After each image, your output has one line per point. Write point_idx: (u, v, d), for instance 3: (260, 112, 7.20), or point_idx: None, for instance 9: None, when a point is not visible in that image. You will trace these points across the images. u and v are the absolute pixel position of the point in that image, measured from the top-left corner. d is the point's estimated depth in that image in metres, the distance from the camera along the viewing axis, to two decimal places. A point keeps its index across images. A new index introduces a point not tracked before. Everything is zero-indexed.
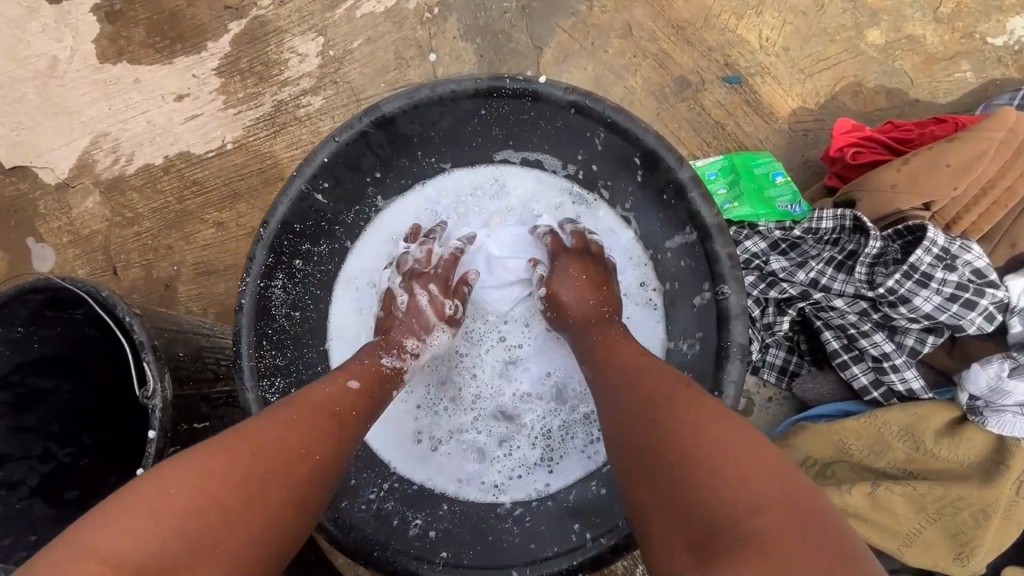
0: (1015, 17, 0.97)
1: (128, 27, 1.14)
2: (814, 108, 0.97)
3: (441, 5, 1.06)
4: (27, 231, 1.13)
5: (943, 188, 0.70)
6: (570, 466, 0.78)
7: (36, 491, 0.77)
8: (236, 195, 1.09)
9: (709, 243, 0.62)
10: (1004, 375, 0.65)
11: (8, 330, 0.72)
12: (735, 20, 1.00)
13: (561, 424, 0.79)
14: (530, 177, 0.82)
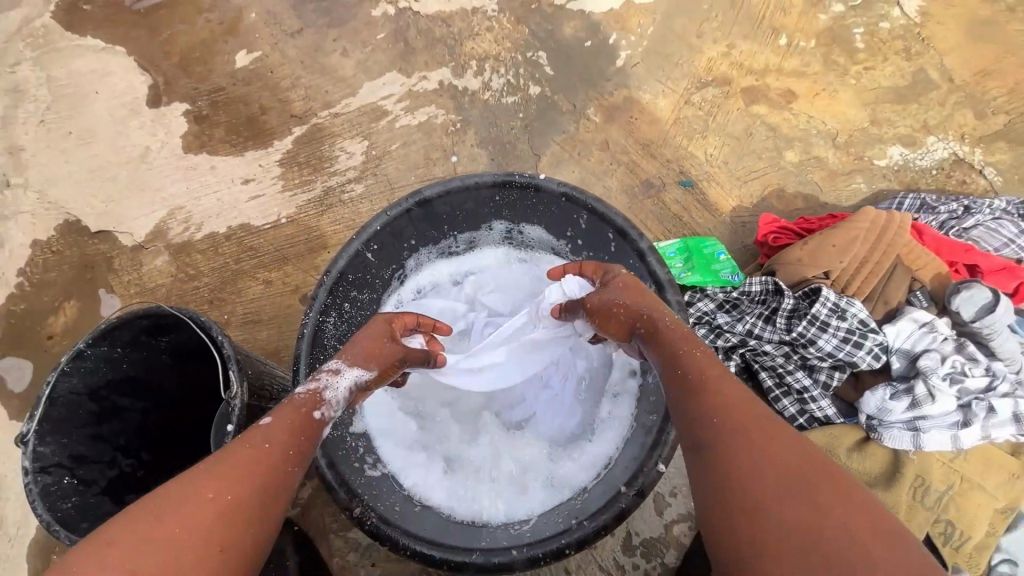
0: (893, 147, 1.30)
1: (209, 127, 1.43)
2: (748, 207, 1.27)
3: (463, 121, 1.38)
4: (101, 283, 1.33)
5: (832, 262, 0.94)
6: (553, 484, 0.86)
7: (106, 490, 0.89)
8: (285, 259, 1.33)
9: (663, 293, 0.85)
10: (887, 399, 0.85)
11: (110, 348, 0.88)
12: (686, 141, 1.32)
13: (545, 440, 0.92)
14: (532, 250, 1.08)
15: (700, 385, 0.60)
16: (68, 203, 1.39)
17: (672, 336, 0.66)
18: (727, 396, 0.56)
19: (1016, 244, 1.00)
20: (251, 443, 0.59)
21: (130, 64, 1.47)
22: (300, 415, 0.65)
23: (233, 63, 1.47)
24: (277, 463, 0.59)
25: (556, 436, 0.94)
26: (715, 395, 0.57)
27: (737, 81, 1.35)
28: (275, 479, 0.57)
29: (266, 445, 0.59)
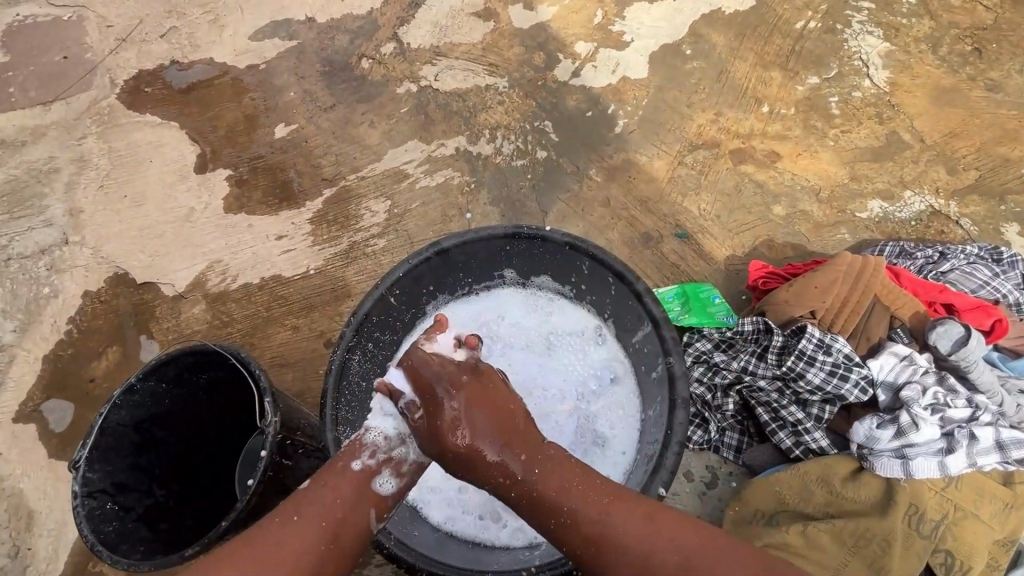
0: (873, 201, 1.41)
1: (248, 190, 1.59)
2: (741, 256, 1.37)
3: (476, 182, 1.53)
4: (142, 330, 1.44)
5: (816, 301, 1.03)
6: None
7: (141, 517, 0.96)
8: (312, 307, 1.44)
9: (660, 329, 0.93)
10: (874, 428, 0.92)
11: (156, 383, 0.98)
12: (680, 197, 1.44)
13: None
14: (540, 296, 1.18)
15: (594, 505, 0.73)
16: (118, 257, 1.53)
17: (548, 494, 0.74)
18: (632, 535, 0.71)
19: (991, 286, 1.09)
20: (288, 512, 0.72)
21: (182, 136, 1.66)
22: (351, 480, 0.76)
23: (272, 134, 1.66)
24: (320, 530, 0.71)
25: None
26: (630, 546, 0.70)
27: (725, 144, 1.50)
28: (321, 540, 0.71)
29: (319, 508, 0.73)
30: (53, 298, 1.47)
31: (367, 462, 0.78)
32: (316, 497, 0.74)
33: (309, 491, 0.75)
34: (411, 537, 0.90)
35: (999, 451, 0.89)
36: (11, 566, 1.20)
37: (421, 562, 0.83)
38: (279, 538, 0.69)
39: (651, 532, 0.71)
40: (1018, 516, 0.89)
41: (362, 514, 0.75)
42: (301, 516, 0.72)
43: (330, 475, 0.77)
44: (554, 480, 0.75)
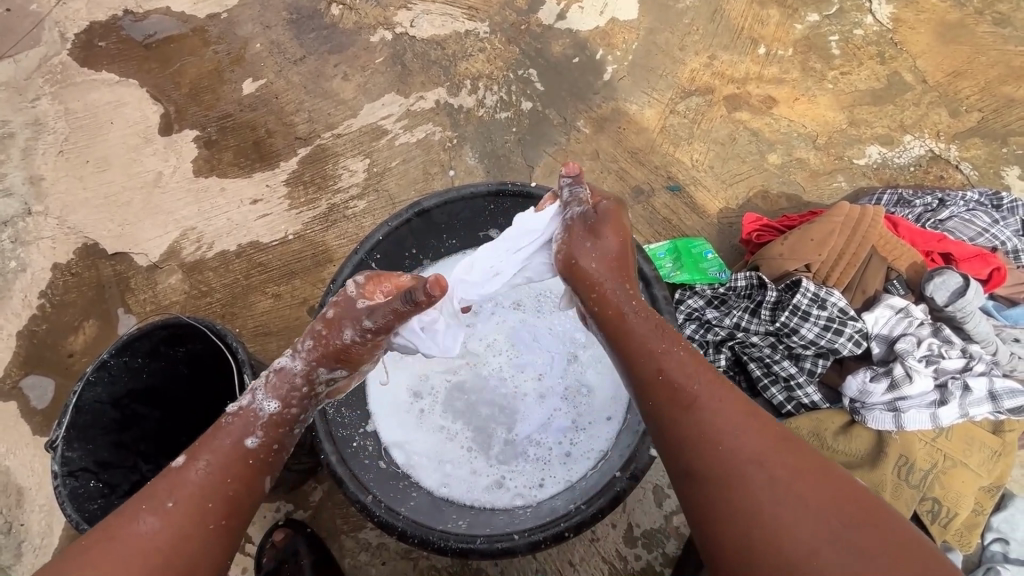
0: (871, 146, 1.35)
1: (218, 152, 1.50)
2: (734, 209, 1.32)
3: (458, 137, 1.45)
4: (116, 303, 1.39)
5: (811, 255, 1.00)
6: (557, 473, 0.97)
7: (128, 493, 0.95)
8: (293, 273, 1.39)
9: (651, 288, 0.90)
10: (867, 381, 0.92)
11: (131, 358, 0.94)
12: (672, 148, 1.38)
13: (557, 442, 0.99)
14: None
15: (714, 388, 0.69)
16: (86, 228, 1.45)
17: (644, 348, 0.73)
18: (720, 419, 0.66)
19: (989, 233, 1.06)
20: (160, 498, 0.66)
21: (144, 95, 1.55)
22: (239, 456, 0.72)
23: (240, 91, 1.55)
24: (203, 508, 0.67)
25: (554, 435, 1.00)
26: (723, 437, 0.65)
27: (719, 90, 1.42)
28: (208, 520, 0.66)
29: (196, 490, 0.67)
30: (21, 272, 1.41)
31: (262, 436, 0.74)
32: (195, 478, 0.68)
33: (179, 481, 0.68)
34: (403, 504, 0.89)
35: (992, 401, 0.90)
36: (5, 542, 1.20)
37: (414, 529, 0.82)
38: (154, 527, 0.64)
39: (745, 429, 0.65)
40: (1005, 462, 0.91)
41: (257, 486, 0.72)
42: (176, 505, 0.66)
43: (212, 451, 0.71)
44: (661, 340, 0.73)
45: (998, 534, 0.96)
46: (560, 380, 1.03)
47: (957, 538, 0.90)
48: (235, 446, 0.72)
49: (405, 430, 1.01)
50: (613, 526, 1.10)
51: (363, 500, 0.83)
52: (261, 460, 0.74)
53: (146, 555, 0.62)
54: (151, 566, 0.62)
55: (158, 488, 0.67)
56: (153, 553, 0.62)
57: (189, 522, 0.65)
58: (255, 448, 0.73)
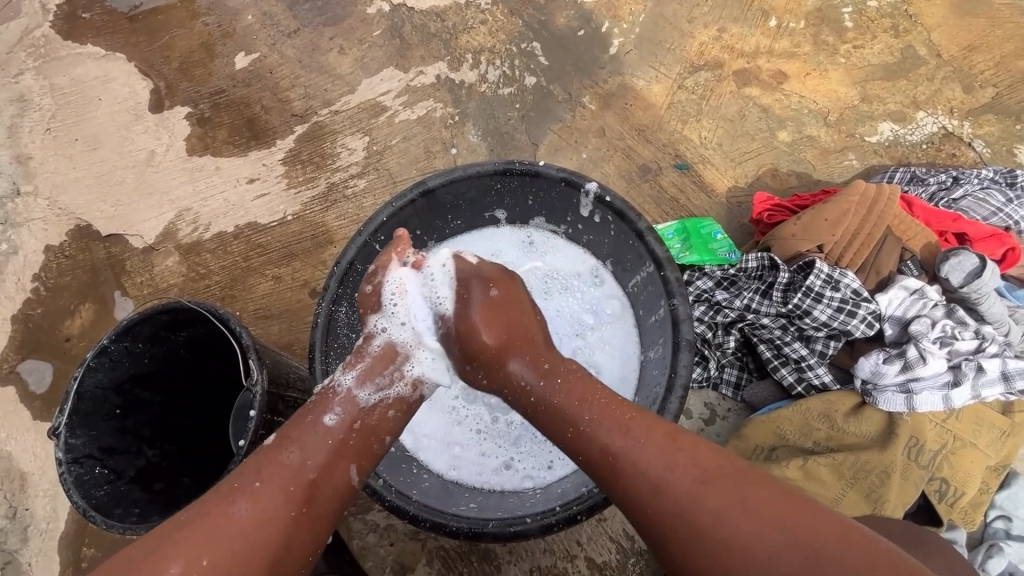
0: (883, 123, 1.33)
1: (212, 129, 1.46)
2: (743, 187, 1.30)
3: (460, 114, 1.41)
4: (113, 286, 1.36)
5: (825, 235, 0.99)
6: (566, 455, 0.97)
7: (134, 479, 0.94)
8: (293, 255, 1.36)
9: (663, 271, 0.88)
10: (880, 363, 0.91)
11: (132, 343, 0.92)
12: (680, 125, 1.34)
13: None
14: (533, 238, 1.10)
15: (611, 424, 0.70)
16: (78, 208, 1.41)
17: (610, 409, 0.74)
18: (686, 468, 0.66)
19: (1002, 213, 1.05)
20: (250, 478, 0.67)
21: (132, 69, 1.49)
22: (319, 436, 0.71)
23: (233, 65, 1.49)
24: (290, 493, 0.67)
25: None
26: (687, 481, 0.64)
27: (729, 64, 1.38)
28: (291, 504, 0.67)
29: (283, 471, 0.68)
30: (12, 254, 1.37)
31: (342, 413, 0.73)
32: (287, 461, 0.69)
33: (271, 459, 0.69)
34: (413, 489, 0.88)
35: (1004, 382, 0.89)
36: (10, 527, 1.20)
37: (427, 514, 0.81)
38: (242, 510, 0.65)
39: (670, 457, 0.66)
40: (1013, 442, 0.91)
41: (341, 469, 0.71)
42: (263, 485, 0.67)
43: (298, 430, 0.71)
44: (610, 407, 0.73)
45: (1002, 512, 0.97)
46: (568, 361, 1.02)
47: (963, 516, 0.91)
48: (325, 431, 0.72)
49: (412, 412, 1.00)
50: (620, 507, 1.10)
51: (375, 485, 0.83)
52: (340, 442, 0.72)
53: (231, 539, 0.63)
54: (233, 551, 0.62)
55: (253, 465, 0.69)
56: (238, 538, 0.63)
57: (276, 504, 0.66)
58: (335, 428, 0.73)
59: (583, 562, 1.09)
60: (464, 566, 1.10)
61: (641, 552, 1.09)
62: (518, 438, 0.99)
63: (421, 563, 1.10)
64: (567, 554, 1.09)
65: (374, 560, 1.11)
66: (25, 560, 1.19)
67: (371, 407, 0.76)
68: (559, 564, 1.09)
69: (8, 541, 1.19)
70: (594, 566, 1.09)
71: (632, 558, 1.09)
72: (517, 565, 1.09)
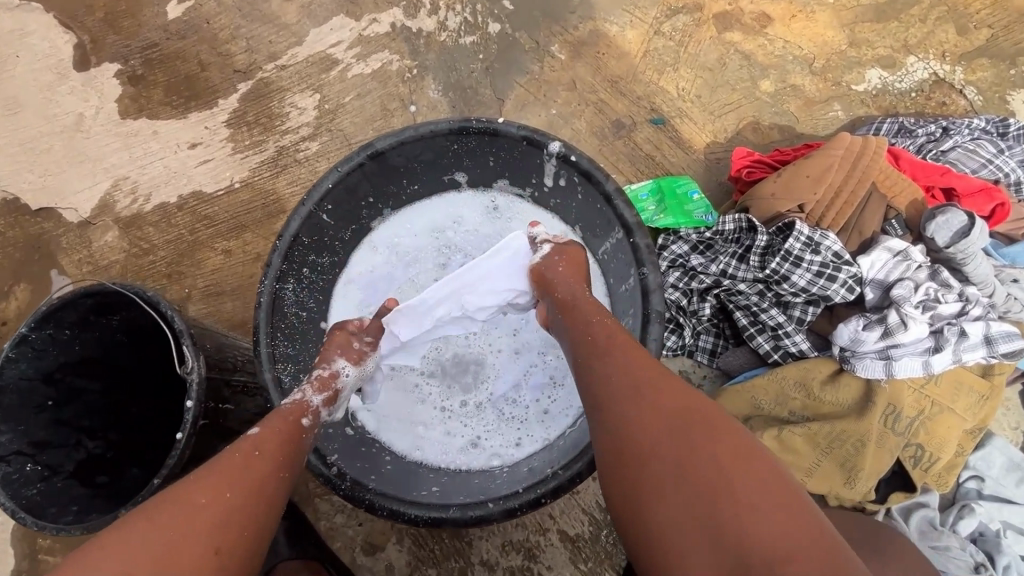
0: (871, 70, 1.24)
1: (146, 88, 1.32)
2: (723, 142, 1.21)
3: (419, 66, 1.29)
4: (49, 264, 1.26)
5: (806, 193, 0.92)
6: (535, 432, 0.93)
7: (73, 474, 0.88)
8: (242, 226, 1.26)
9: (633, 237, 0.81)
10: (859, 330, 0.87)
11: (56, 330, 0.84)
12: (656, 75, 1.24)
13: (534, 401, 0.95)
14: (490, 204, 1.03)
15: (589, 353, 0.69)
16: (3, 180, 1.29)
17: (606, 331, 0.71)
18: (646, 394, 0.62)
19: (993, 165, 0.99)
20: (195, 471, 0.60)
21: (50, 21, 1.34)
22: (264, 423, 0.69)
23: (164, 15, 1.34)
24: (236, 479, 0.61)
25: (528, 395, 0.96)
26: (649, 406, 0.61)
27: (709, 7, 1.27)
28: (238, 490, 0.58)
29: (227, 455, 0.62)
30: None
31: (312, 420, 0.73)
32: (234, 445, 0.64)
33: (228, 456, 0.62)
34: (368, 474, 0.83)
35: (987, 346, 0.86)
36: None
37: (385, 500, 0.77)
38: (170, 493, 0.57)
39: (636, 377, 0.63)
40: (991, 405, 0.89)
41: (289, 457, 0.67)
42: (215, 475, 0.59)
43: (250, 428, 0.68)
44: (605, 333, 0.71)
45: (975, 473, 0.96)
46: (536, 334, 0.98)
47: (936, 480, 0.90)
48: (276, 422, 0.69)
49: None
50: (594, 479, 1.08)
51: (327, 472, 0.78)
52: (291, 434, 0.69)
53: (167, 525, 0.54)
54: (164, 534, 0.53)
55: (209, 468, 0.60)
56: (177, 524, 0.54)
57: (217, 486, 0.58)
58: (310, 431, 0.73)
59: (555, 535, 1.07)
60: (435, 543, 1.07)
61: (615, 523, 1.07)
62: (484, 415, 0.95)
63: (391, 542, 1.07)
64: (539, 528, 1.07)
65: (342, 542, 1.08)
66: None
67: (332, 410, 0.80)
68: (531, 538, 1.07)
69: None
70: (567, 539, 1.07)
71: (606, 529, 1.07)
72: (490, 541, 1.07)
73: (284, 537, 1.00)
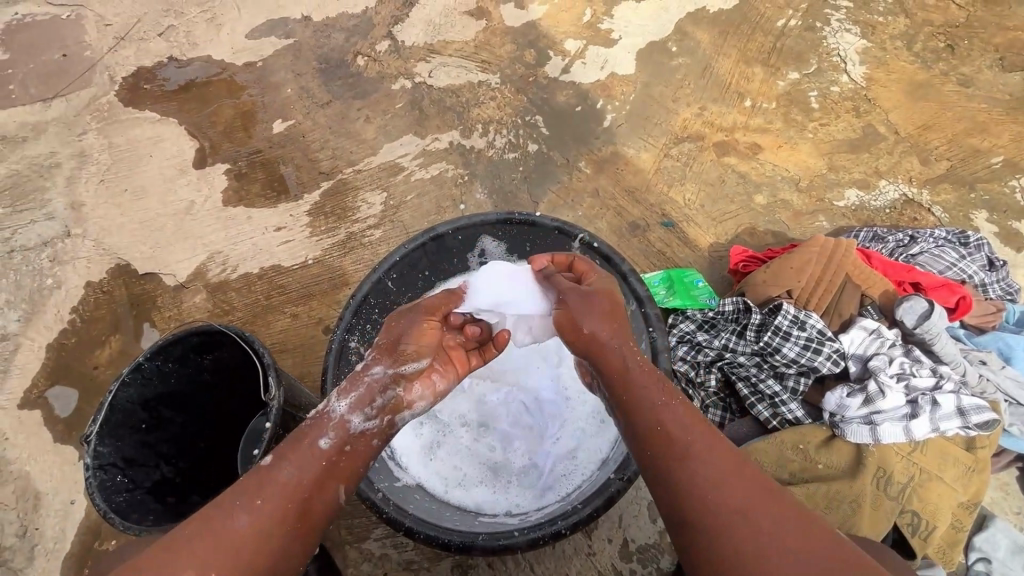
0: (849, 190, 1.47)
1: (247, 183, 1.63)
2: (724, 244, 1.43)
3: (469, 174, 1.57)
4: (143, 319, 1.48)
5: (791, 281, 1.10)
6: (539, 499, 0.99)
7: (150, 490, 1.01)
8: (310, 295, 1.48)
9: (644, 308, 0.98)
10: (844, 396, 0.99)
11: (163, 362, 1.01)
12: (666, 188, 1.49)
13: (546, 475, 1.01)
14: None
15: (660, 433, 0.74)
16: (120, 249, 1.56)
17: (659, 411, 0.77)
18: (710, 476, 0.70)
19: (958, 267, 1.15)
20: (254, 493, 0.73)
21: (182, 132, 1.70)
22: (316, 459, 0.78)
23: (271, 130, 1.70)
24: (285, 508, 0.73)
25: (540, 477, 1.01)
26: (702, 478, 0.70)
27: (709, 137, 1.55)
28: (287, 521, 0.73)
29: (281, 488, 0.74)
30: (56, 288, 1.50)
31: (335, 437, 0.80)
32: (285, 476, 0.76)
33: (269, 478, 0.74)
34: (407, 504, 0.92)
35: (961, 417, 0.95)
36: (18, 547, 1.24)
37: (421, 527, 0.85)
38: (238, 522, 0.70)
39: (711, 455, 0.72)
40: (980, 478, 0.96)
41: (331, 489, 0.78)
42: (262, 501, 0.72)
43: (296, 453, 0.78)
44: (659, 406, 0.77)
45: (981, 554, 1.05)
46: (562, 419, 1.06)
47: (939, 553, 0.95)
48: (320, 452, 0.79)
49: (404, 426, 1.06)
50: (609, 541, 1.13)
51: (372, 496, 0.87)
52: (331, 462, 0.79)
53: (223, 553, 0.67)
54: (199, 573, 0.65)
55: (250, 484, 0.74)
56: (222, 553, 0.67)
57: (265, 522, 0.71)
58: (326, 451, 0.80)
59: None
60: None
61: None
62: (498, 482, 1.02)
63: None
64: None
65: None
66: None
67: (358, 432, 0.83)
68: None
69: (13, 561, 1.23)
70: None
71: None
72: None
73: None
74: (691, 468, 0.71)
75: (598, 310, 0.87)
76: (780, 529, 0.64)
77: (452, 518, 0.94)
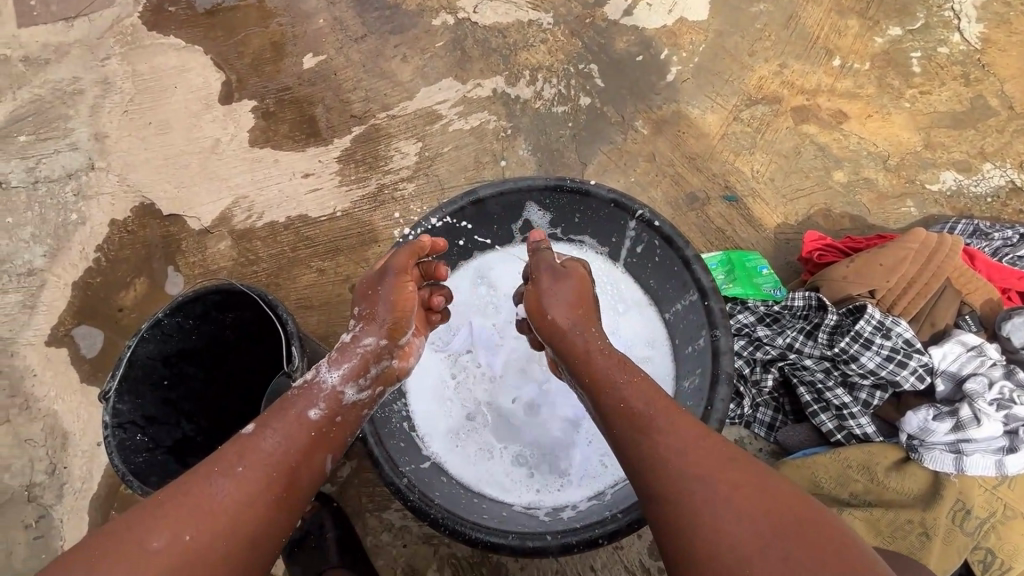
0: (946, 172, 1.29)
1: (275, 123, 1.52)
2: (793, 225, 1.28)
3: (512, 127, 1.43)
4: (167, 263, 1.43)
5: (878, 281, 0.99)
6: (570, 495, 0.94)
7: (170, 450, 0.98)
8: (337, 250, 1.40)
9: (708, 300, 0.87)
10: (929, 419, 0.91)
11: (183, 319, 0.95)
12: (732, 157, 1.33)
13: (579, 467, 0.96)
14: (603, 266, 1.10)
15: (631, 424, 0.70)
16: (144, 187, 1.49)
17: (626, 395, 0.73)
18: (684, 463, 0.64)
19: None
20: (231, 461, 0.66)
21: (208, 62, 1.58)
22: (305, 428, 0.73)
23: (301, 64, 1.56)
24: (270, 476, 0.66)
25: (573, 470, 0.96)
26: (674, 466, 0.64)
27: (788, 100, 1.37)
28: (270, 491, 0.66)
29: (266, 457, 0.67)
30: (80, 225, 1.45)
31: (325, 408, 0.75)
32: (266, 446, 0.69)
33: (246, 446, 0.68)
34: (432, 490, 0.87)
35: None
36: (48, 483, 1.26)
37: (450, 520, 0.80)
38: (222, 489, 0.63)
39: (691, 443, 0.66)
40: None
41: (317, 459, 0.73)
42: (244, 469, 0.65)
43: (282, 421, 0.72)
44: (634, 392, 0.73)
45: None
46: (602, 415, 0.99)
47: None
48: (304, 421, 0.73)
49: (430, 407, 1.01)
50: (638, 537, 1.09)
51: (399, 483, 0.82)
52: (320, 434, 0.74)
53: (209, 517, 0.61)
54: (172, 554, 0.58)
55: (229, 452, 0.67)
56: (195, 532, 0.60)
57: (249, 492, 0.64)
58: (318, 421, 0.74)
59: None
60: None
61: None
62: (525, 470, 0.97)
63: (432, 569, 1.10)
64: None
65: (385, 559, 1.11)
66: (57, 515, 1.25)
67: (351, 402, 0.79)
68: None
69: (45, 495, 1.25)
70: None
71: None
72: None
73: (336, 545, 1.05)
74: (662, 456, 0.66)
75: (565, 292, 0.87)
76: (766, 528, 0.57)
77: (484, 509, 0.89)
